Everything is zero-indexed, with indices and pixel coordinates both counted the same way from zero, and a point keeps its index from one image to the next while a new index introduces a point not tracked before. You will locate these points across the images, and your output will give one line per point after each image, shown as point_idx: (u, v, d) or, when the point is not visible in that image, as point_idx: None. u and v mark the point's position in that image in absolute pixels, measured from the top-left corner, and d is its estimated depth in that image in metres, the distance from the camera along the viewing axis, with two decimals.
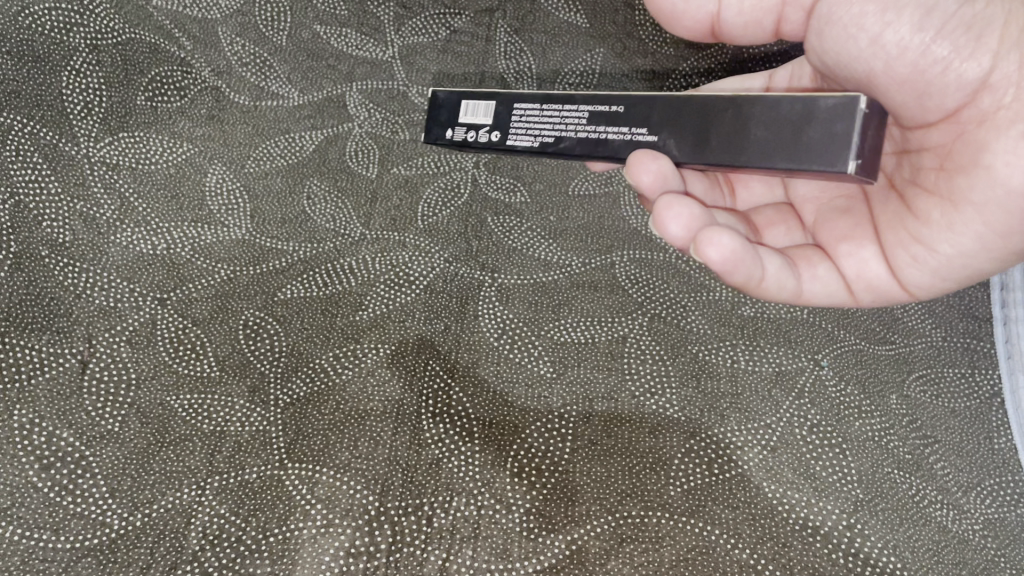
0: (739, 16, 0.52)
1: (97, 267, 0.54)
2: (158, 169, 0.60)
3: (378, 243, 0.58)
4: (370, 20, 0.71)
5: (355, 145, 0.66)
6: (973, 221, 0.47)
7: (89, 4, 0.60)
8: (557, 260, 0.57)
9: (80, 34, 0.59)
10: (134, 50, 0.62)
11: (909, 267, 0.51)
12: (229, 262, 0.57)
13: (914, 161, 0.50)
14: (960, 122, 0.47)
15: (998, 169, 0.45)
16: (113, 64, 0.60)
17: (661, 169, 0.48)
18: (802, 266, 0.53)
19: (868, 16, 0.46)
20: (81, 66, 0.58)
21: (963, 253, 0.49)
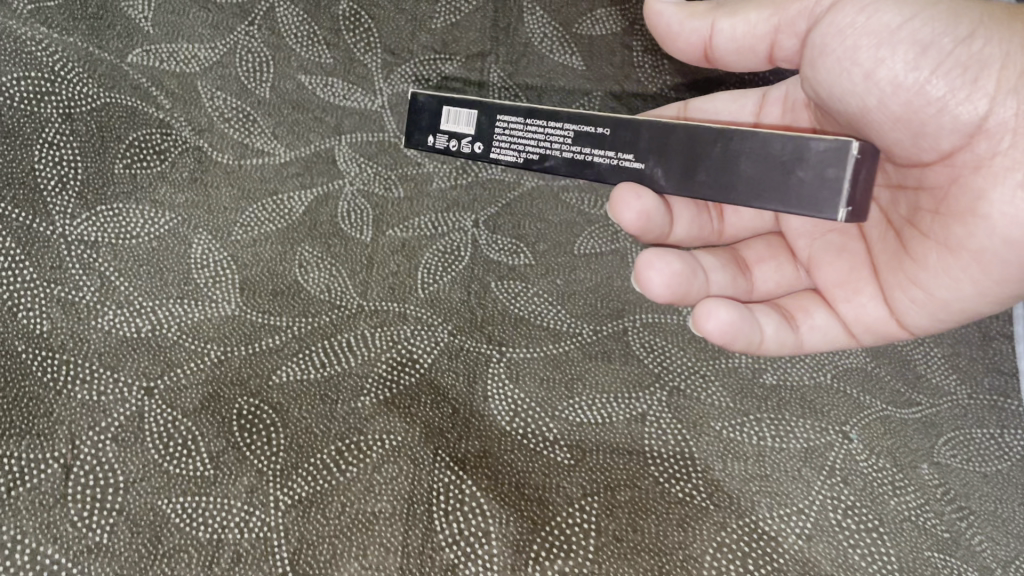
0: (730, 44, 0.52)
1: (79, 357, 0.51)
2: (139, 243, 0.57)
3: (377, 316, 0.55)
4: (356, 68, 0.67)
5: (347, 205, 0.62)
6: (971, 268, 0.48)
7: (61, 71, 0.59)
8: (567, 329, 0.54)
9: (51, 103, 0.58)
10: (110, 115, 0.59)
11: (910, 310, 0.51)
12: (219, 341, 0.54)
13: (909, 200, 0.50)
14: (956, 166, 0.47)
15: (996, 217, 0.46)
16: (88, 132, 0.58)
17: (642, 209, 0.51)
18: (802, 312, 0.54)
19: (867, 48, 0.45)
20: (54, 137, 0.57)
21: (961, 297, 0.49)
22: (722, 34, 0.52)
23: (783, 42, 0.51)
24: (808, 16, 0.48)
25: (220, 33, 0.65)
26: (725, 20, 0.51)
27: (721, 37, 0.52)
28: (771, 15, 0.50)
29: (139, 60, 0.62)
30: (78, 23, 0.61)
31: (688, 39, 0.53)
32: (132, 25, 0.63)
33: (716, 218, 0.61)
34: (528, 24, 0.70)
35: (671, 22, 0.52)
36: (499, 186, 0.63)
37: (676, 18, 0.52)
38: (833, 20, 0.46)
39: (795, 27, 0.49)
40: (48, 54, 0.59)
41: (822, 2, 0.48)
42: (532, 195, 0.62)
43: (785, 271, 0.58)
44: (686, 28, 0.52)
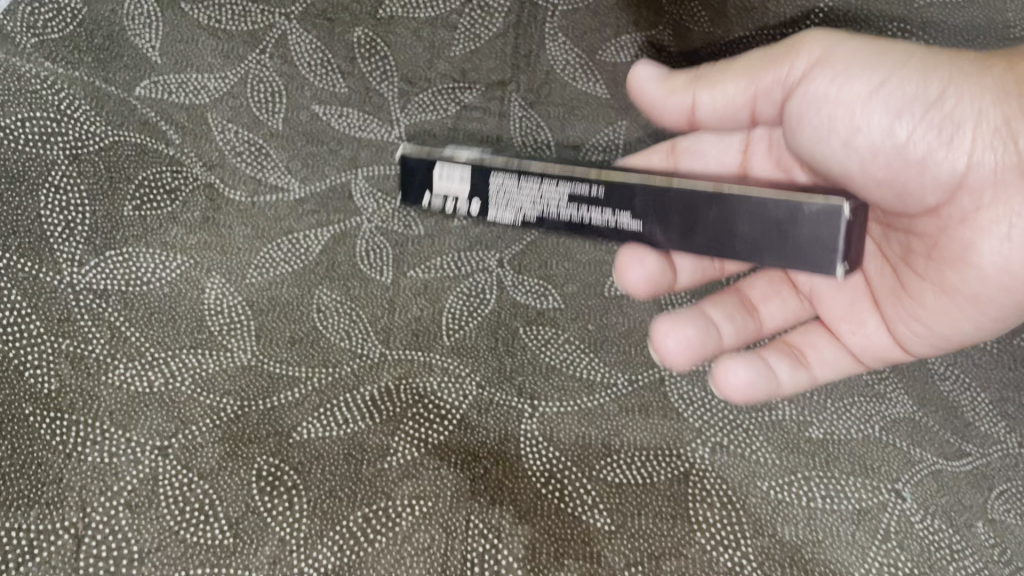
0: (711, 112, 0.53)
1: (90, 417, 0.49)
2: (150, 289, 0.54)
3: (402, 365, 0.53)
4: (373, 98, 0.64)
5: (366, 243, 0.59)
6: (968, 308, 0.48)
7: (68, 109, 0.57)
8: (601, 379, 0.52)
9: (58, 144, 0.56)
10: (117, 154, 0.57)
11: (911, 343, 0.51)
12: (235, 395, 0.51)
13: (902, 242, 0.49)
14: (942, 216, 0.47)
15: (988, 259, 0.45)
16: (96, 173, 0.56)
17: (647, 267, 0.52)
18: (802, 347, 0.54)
19: (840, 112, 0.47)
20: (61, 181, 0.55)
21: (960, 332, 0.49)
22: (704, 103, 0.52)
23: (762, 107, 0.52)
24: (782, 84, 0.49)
25: (232, 62, 0.63)
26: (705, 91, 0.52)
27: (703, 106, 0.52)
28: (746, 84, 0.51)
29: (147, 92, 0.60)
30: (83, 56, 0.59)
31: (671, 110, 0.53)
32: (139, 56, 0.61)
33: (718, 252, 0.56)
34: (549, 51, 0.67)
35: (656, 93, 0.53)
36: (525, 223, 0.59)
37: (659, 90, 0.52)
38: (801, 88, 0.48)
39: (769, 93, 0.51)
40: (53, 93, 0.58)
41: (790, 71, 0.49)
42: (561, 233, 0.58)
43: (790, 304, 0.57)
44: (671, 100, 0.52)
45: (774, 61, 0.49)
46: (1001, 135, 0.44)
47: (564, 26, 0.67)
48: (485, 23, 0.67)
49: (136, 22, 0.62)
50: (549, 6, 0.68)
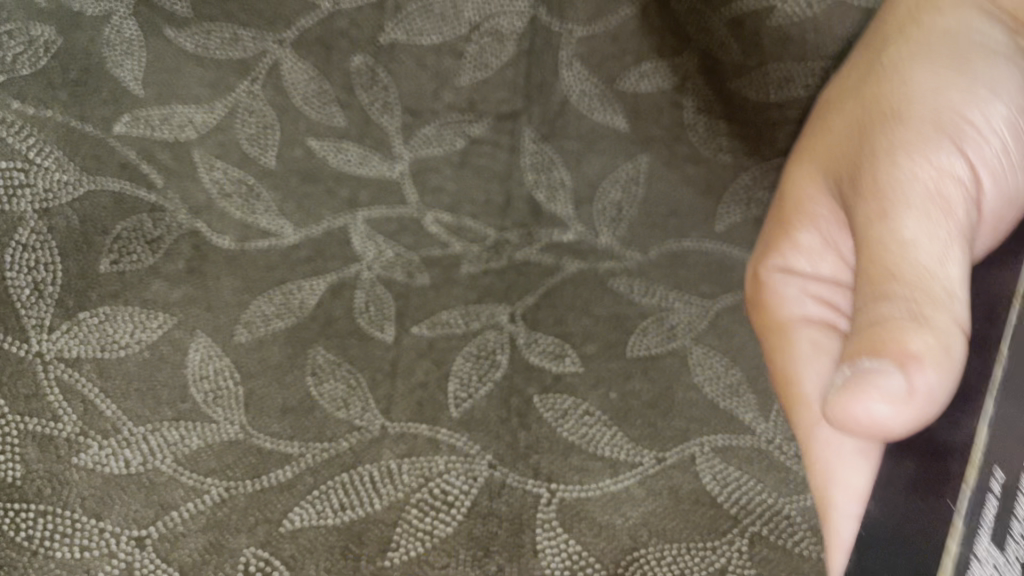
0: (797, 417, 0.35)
1: (59, 506, 0.44)
2: (128, 355, 0.49)
3: (405, 440, 0.48)
4: (374, 131, 0.60)
5: (365, 295, 0.54)
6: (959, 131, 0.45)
7: (38, 157, 0.51)
8: (626, 458, 0.48)
9: (26, 199, 0.50)
10: (93, 204, 0.52)
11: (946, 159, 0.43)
12: (221, 473, 0.47)
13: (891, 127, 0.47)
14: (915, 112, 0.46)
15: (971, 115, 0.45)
16: (69, 228, 0.51)
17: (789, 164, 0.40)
18: (956, 54, 0.47)
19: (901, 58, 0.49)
20: (28, 240, 0.49)
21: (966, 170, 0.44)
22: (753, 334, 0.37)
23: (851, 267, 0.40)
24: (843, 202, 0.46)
25: (219, 92, 0.58)
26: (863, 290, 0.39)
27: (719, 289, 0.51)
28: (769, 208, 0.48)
29: (128, 127, 0.55)
30: (58, 91, 0.53)
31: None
32: (119, 88, 0.55)
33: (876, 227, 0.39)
34: (565, 80, 0.61)
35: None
36: (535, 271, 0.57)
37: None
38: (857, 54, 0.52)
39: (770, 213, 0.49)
40: (17, 135, 0.51)
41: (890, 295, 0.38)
42: (575, 281, 0.56)
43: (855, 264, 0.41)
44: None
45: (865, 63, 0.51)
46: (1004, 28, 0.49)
47: (582, 55, 0.60)
48: (494, 50, 0.61)
49: (116, 49, 0.55)
50: (564, 31, 0.60)
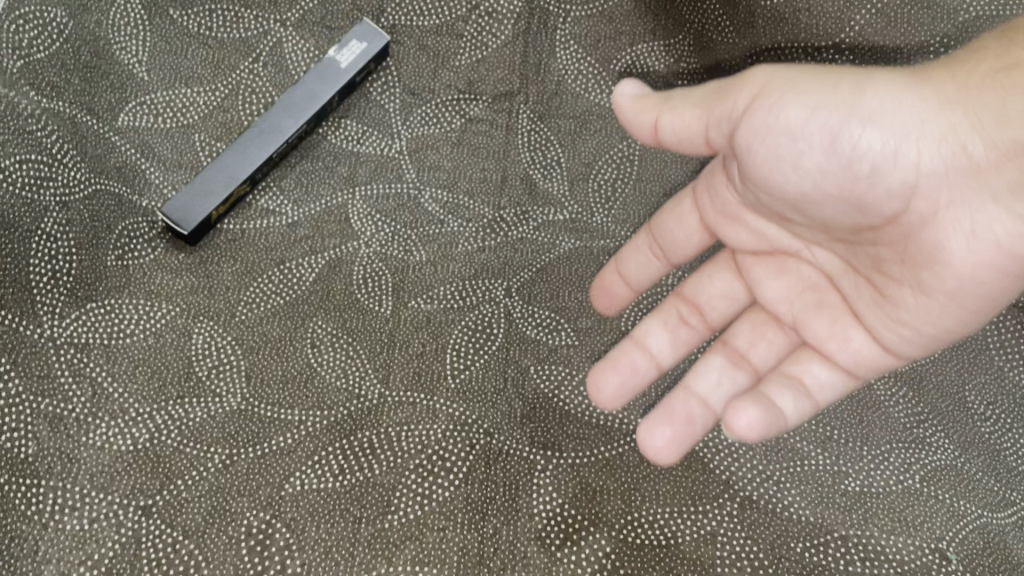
0: (679, 449, 0.46)
1: (68, 481, 0.45)
2: (133, 342, 0.50)
3: (403, 408, 0.49)
4: (372, 109, 0.61)
5: (363, 271, 0.55)
6: (948, 308, 0.44)
7: (59, 155, 0.53)
8: (618, 425, 0.49)
9: (49, 191, 0.52)
10: (101, 204, 0.53)
11: (882, 329, 0.45)
12: (224, 443, 0.48)
13: (869, 250, 0.44)
14: (901, 227, 0.43)
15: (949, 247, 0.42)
16: (83, 224, 0.52)
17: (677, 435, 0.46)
18: (944, 136, 0.42)
19: (942, 228, 0.42)
20: (51, 229, 0.51)
21: (930, 324, 0.44)
22: (600, 381, 0.48)
23: (817, 335, 0.47)
24: (837, 271, 0.46)
25: (221, 73, 0.59)
26: (800, 380, 0.47)
27: (626, 267, 0.52)
28: (772, 257, 0.48)
29: (132, 114, 0.56)
30: (71, 75, 0.55)
31: (614, 292, 0.53)
32: (126, 73, 0.57)
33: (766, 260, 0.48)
34: (560, 60, 0.63)
35: (618, 389, 0.48)
36: (532, 248, 0.57)
37: (621, 378, 0.48)
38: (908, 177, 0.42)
39: (771, 251, 0.48)
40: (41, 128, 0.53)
41: (842, 383, 0.47)
42: (571, 259, 0.57)
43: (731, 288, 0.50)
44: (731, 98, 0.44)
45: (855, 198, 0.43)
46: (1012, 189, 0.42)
47: (578, 34, 0.64)
48: (493, 30, 0.63)
49: (120, 33, 0.58)
50: (561, 12, 0.64)
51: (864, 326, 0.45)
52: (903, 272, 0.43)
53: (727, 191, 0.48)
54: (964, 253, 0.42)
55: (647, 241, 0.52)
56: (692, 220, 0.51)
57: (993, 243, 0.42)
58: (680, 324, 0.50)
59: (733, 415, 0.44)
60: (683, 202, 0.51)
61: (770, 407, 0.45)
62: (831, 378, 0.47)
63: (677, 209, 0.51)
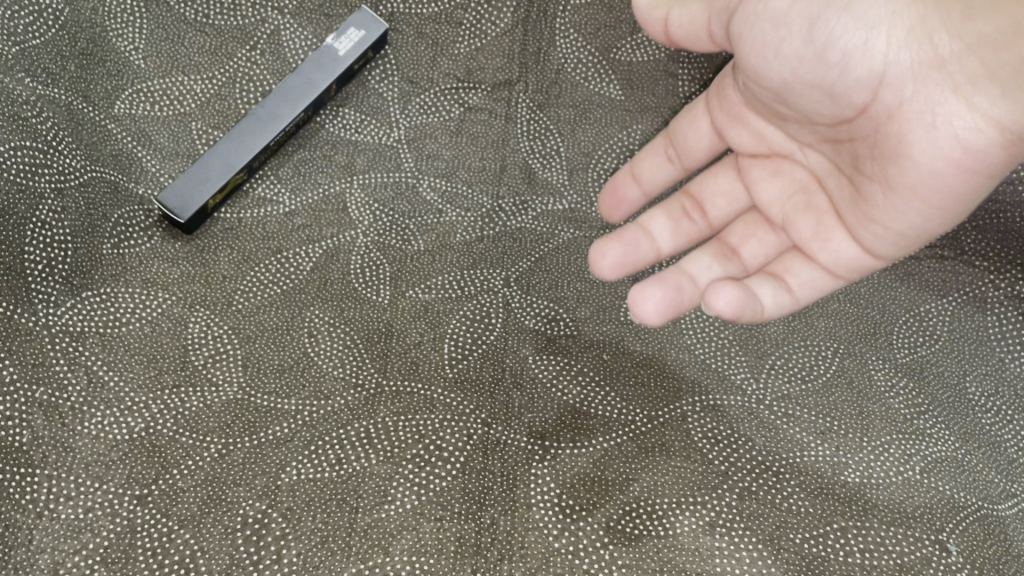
0: (664, 311, 0.48)
1: (63, 470, 0.45)
2: (129, 331, 0.50)
3: (401, 398, 0.49)
4: (371, 98, 0.61)
5: (361, 260, 0.55)
6: (915, 204, 0.44)
7: (55, 142, 0.53)
8: (617, 416, 0.48)
9: (45, 177, 0.52)
10: (97, 191, 0.53)
11: (863, 235, 0.46)
12: (220, 432, 0.47)
13: (850, 146, 0.45)
14: (874, 118, 0.43)
15: (919, 144, 0.43)
16: (78, 210, 0.52)
17: (662, 301, 0.48)
18: (922, 30, 0.42)
19: (917, 123, 0.43)
20: (46, 216, 0.51)
21: (906, 224, 0.45)
22: (602, 253, 0.51)
23: (802, 235, 0.47)
24: (825, 172, 0.46)
25: (219, 60, 0.59)
26: (782, 278, 0.48)
27: (639, 168, 0.53)
28: (769, 158, 0.48)
29: (127, 104, 0.56)
30: (66, 61, 0.55)
31: (623, 193, 0.54)
32: (122, 61, 0.57)
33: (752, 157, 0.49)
34: (559, 48, 0.63)
35: (616, 262, 0.51)
36: (531, 238, 0.57)
37: (621, 252, 0.51)
38: (885, 65, 0.43)
39: (768, 153, 0.48)
40: (33, 114, 0.53)
41: (823, 284, 0.47)
42: (570, 249, 0.57)
43: (733, 190, 0.50)
44: None
45: (831, 88, 0.43)
46: (990, 77, 0.42)
47: (577, 23, 0.63)
48: (492, 18, 0.63)
49: (117, 20, 0.57)
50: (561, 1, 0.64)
51: (844, 226, 0.46)
52: (875, 168, 0.44)
53: (732, 91, 0.48)
54: (928, 146, 0.43)
55: (662, 143, 0.52)
56: (705, 123, 0.51)
57: (955, 137, 0.42)
58: (681, 217, 0.52)
59: (712, 294, 0.46)
60: (698, 108, 0.51)
61: (745, 294, 0.46)
62: (812, 278, 0.48)
63: (691, 113, 0.51)
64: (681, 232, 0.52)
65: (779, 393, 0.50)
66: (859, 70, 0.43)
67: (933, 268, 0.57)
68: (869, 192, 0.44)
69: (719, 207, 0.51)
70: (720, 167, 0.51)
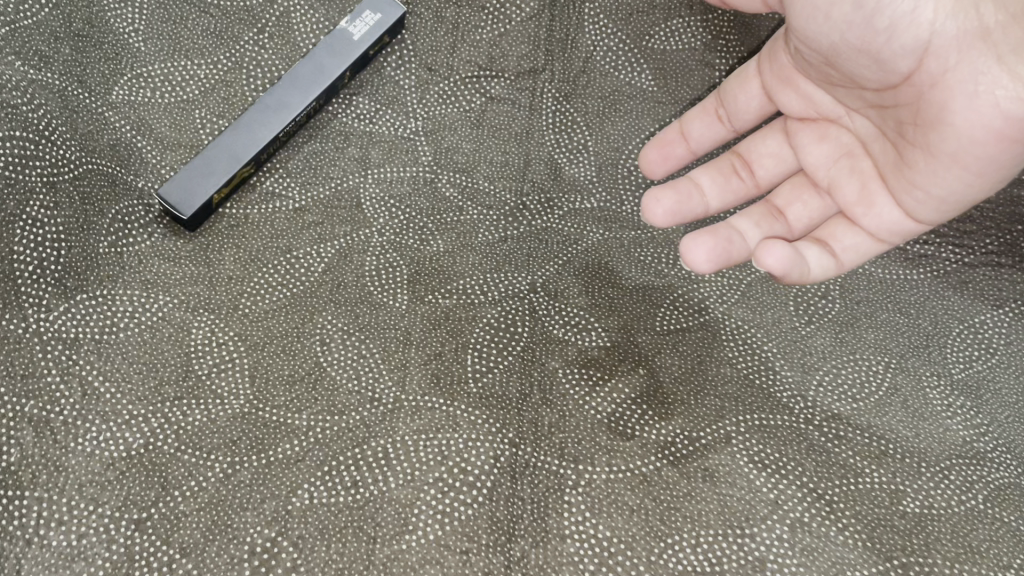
0: (714, 262, 0.48)
1: (54, 493, 0.41)
2: (128, 337, 0.46)
3: (421, 414, 0.45)
4: (387, 86, 0.57)
5: (376, 262, 0.51)
6: (956, 173, 0.44)
7: (48, 132, 0.48)
8: (656, 437, 0.44)
9: (36, 171, 0.47)
10: (93, 185, 0.49)
11: (905, 199, 0.47)
12: (226, 449, 0.44)
13: (895, 111, 0.45)
14: (917, 86, 0.44)
15: (960, 113, 0.43)
16: (73, 206, 0.48)
17: (713, 252, 0.48)
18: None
19: (959, 93, 0.42)
20: (37, 213, 0.46)
21: (945, 192, 0.45)
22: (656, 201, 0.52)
23: (847, 199, 0.49)
24: (870, 137, 0.48)
25: (225, 43, 0.55)
26: (826, 242, 0.49)
27: (690, 128, 0.55)
28: (817, 122, 0.50)
29: (126, 89, 0.52)
30: (61, 44, 0.51)
31: (674, 152, 0.55)
32: (120, 43, 0.53)
33: (801, 119, 0.51)
34: (588, 34, 0.59)
35: (670, 211, 0.52)
36: (558, 239, 0.54)
37: (675, 202, 0.52)
38: (930, 34, 0.42)
39: (817, 117, 0.50)
40: (26, 101, 0.48)
41: (866, 246, 0.49)
42: (599, 251, 0.53)
43: (782, 151, 0.53)
44: None
45: (877, 55, 0.43)
46: None
47: (608, 8, 0.59)
48: (516, 1, 0.59)
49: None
50: None
51: (889, 191, 0.47)
52: (916, 135, 0.44)
53: (784, 56, 0.50)
54: (970, 117, 0.43)
55: (714, 105, 0.55)
56: (756, 86, 0.53)
57: (996, 108, 0.42)
58: (731, 175, 0.54)
59: (763, 251, 0.46)
60: (749, 72, 0.53)
61: (796, 256, 0.47)
62: (855, 241, 0.49)
63: (742, 78, 0.53)
64: (731, 190, 0.54)
65: (829, 411, 0.46)
66: (905, 39, 0.42)
67: (988, 276, 0.55)
68: (911, 158, 0.45)
69: (769, 167, 0.53)
70: (771, 128, 0.53)
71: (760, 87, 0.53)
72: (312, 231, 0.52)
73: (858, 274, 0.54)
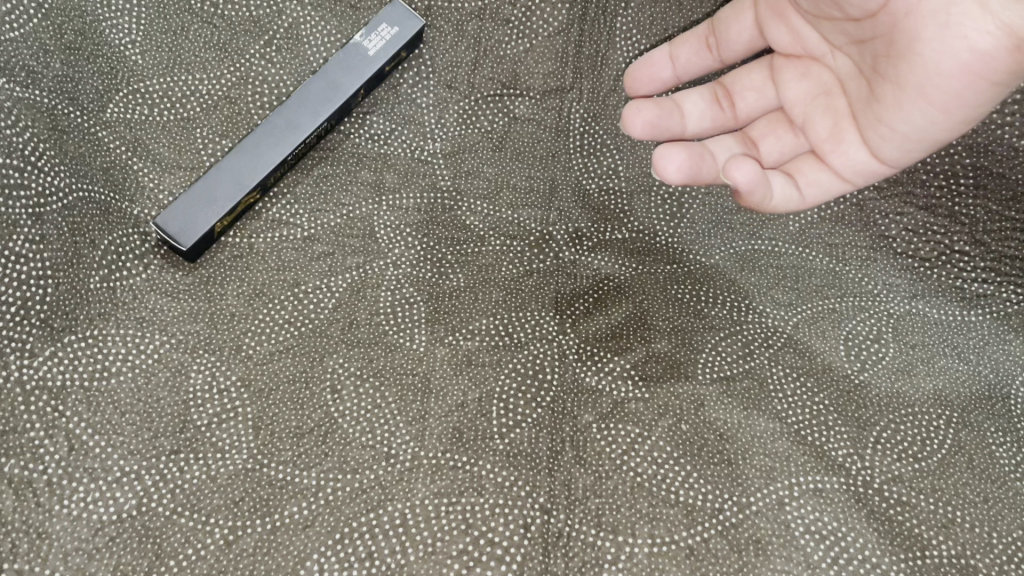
0: (686, 174, 0.47)
1: (36, 565, 0.37)
2: (119, 383, 0.42)
3: (442, 473, 0.41)
4: (404, 105, 0.53)
5: (392, 297, 0.47)
6: (922, 109, 0.44)
7: (33, 157, 0.43)
8: (702, 503, 0.40)
9: (20, 202, 0.42)
10: (83, 214, 0.44)
11: (872, 135, 0.46)
12: (227, 511, 0.39)
13: (871, 40, 0.44)
14: (891, 17, 0.42)
15: (931, 44, 0.42)
16: (61, 239, 0.43)
17: (686, 164, 0.46)
18: None
19: (929, 24, 0.41)
20: (21, 248, 0.41)
21: (911, 129, 0.45)
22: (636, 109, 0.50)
23: (818, 135, 0.49)
24: (847, 76, 0.47)
25: (228, 56, 0.50)
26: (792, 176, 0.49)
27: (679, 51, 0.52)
28: (800, 59, 0.49)
29: (121, 106, 0.48)
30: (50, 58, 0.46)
31: (661, 72, 0.52)
32: (115, 56, 0.49)
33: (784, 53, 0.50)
34: (619, 50, 0.55)
35: (647, 122, 0.50)
36: (587, 273, 0.50)
37: (655, 114, 0.50)
38: None
39: (801, 54, 0.49)
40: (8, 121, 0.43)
41: (833, 184, 0.49)
42: (631, 287, 0.49)
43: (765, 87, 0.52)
44: None
45: None
46: None
47: (642, 23, 0.54)
48: (543, 15, 0.53)
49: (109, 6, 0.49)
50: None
51: (859, 127, 0.47)
52: (888, 67, 0.44)
53: None
54: (938, 52, 0.42)
55: (704, 32, 0.52)
56: (750, 18, 0.51)
57: (965, 41, 0.41)
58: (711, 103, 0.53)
59: (735, 166, 0.45)
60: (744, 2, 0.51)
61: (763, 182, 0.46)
62: (823, 178, 0.49)
63: (737, 7, 0.51)
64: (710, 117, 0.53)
65: (889, 473, 0.42)
66: None
67: None
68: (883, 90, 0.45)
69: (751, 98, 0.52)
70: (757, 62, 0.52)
71: (753, 19, 0.51)
72: (322, 264, 0.48)
73: (909, 319, 0.50)
